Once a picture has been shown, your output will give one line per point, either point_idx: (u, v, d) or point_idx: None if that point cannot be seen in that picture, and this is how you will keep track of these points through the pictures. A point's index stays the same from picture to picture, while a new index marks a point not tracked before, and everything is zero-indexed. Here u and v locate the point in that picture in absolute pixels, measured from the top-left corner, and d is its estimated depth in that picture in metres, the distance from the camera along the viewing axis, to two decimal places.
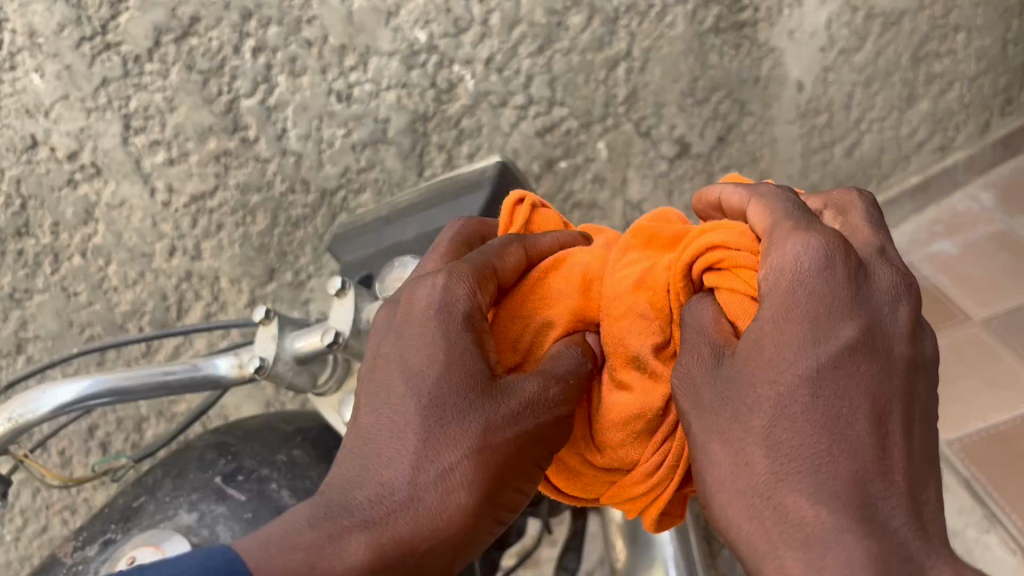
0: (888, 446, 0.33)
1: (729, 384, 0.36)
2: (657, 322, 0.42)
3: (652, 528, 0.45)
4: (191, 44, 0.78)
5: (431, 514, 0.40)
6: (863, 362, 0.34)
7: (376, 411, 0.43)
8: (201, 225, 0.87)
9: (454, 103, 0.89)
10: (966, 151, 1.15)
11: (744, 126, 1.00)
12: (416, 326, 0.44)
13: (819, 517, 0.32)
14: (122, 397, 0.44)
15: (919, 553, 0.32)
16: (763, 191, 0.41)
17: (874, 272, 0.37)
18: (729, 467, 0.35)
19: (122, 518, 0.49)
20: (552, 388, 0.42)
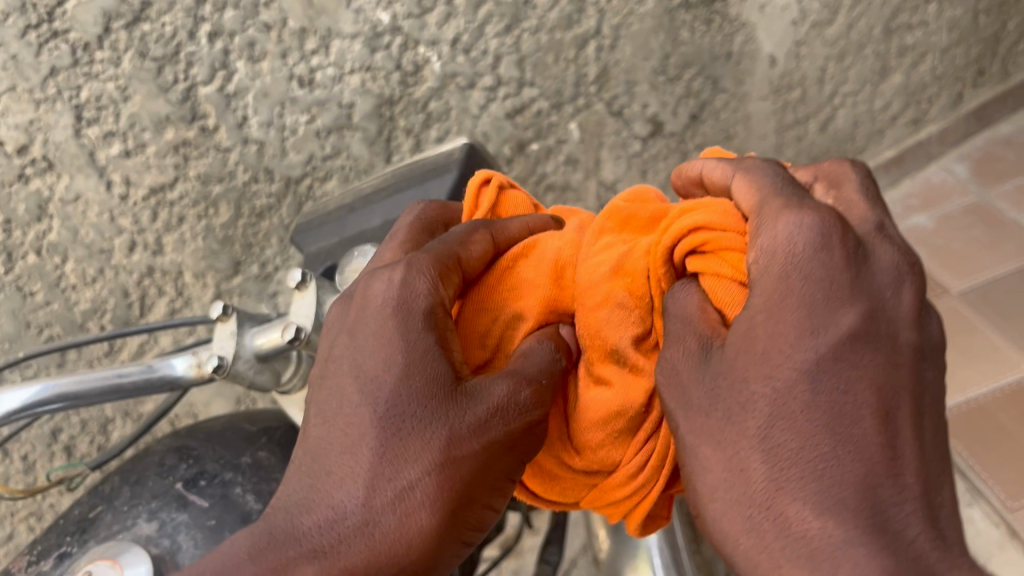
0: (894, 442, 0.34)
1: (719, 382, 0.37)
2: (635, 311, 0.42)
3: (635, 529, 0.46)
4: (143, 29, 0.73)
5: (388, 539, 0.38)
6: (864, 353, 0.35)
7: (326, 422, 0.41)
8: (162, 218, 0.84)
9: (420, 86, 0.87)
10: (939, 124, 1.26)
11: (718, 102, 1.03)
12: (373, 325, 0.42)
13: (825, 527, 0.33)
14: (74, 402, 0.42)
15: (930, 559, 0.32)
16: (749, 166, 0.41)
17: (874, 255, 0.37)
18: (724, 474, 0.36)
19: (77, 530, 0.46)
20: (522, 391, 0.40)
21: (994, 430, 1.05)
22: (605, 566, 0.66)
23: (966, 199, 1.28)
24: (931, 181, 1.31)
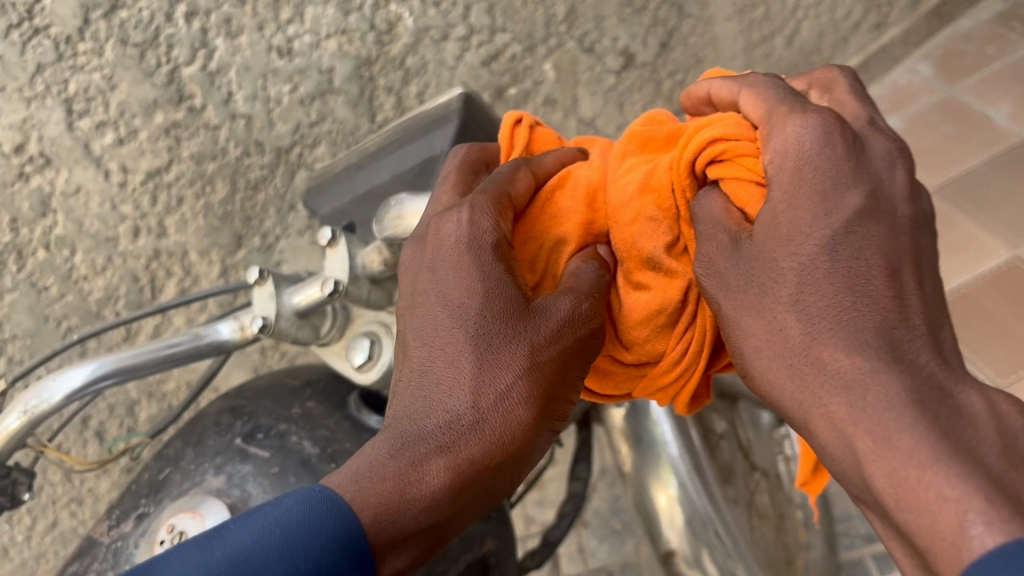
0: (907, 295, 0.34)
1: (756, 262, 0.37)
2: (666, 222, 0.42)
3: (683, 409, 0.46)
4: (121, 17, 0.73)
5: (497, 434, 0.37)
6: (871, 224, 0.35)
7: (428, 344, 0.40)
8: (161, 201, 0.86)
9: (396, 43, 0.90)
10: (900, 27, 1.33)
11: (686, 28, 1.10)
12: (452, 262, 0.41)
13: (854, 364, 0.32)
14: (128, 375, 0.45)
15: (948, 381, 0.31)
16: (754, 82, 0.41)
17: (870, 142, 0.38)
18: (764, 337, 0.36)
19: (151, 491, 0.46)
20: (583, 303, 0.40)
21: (978, 315, 1.10)
22: (631, 480, 0.69)
23: (933, 96, 1.32)
24: (899, 83, 1.36)
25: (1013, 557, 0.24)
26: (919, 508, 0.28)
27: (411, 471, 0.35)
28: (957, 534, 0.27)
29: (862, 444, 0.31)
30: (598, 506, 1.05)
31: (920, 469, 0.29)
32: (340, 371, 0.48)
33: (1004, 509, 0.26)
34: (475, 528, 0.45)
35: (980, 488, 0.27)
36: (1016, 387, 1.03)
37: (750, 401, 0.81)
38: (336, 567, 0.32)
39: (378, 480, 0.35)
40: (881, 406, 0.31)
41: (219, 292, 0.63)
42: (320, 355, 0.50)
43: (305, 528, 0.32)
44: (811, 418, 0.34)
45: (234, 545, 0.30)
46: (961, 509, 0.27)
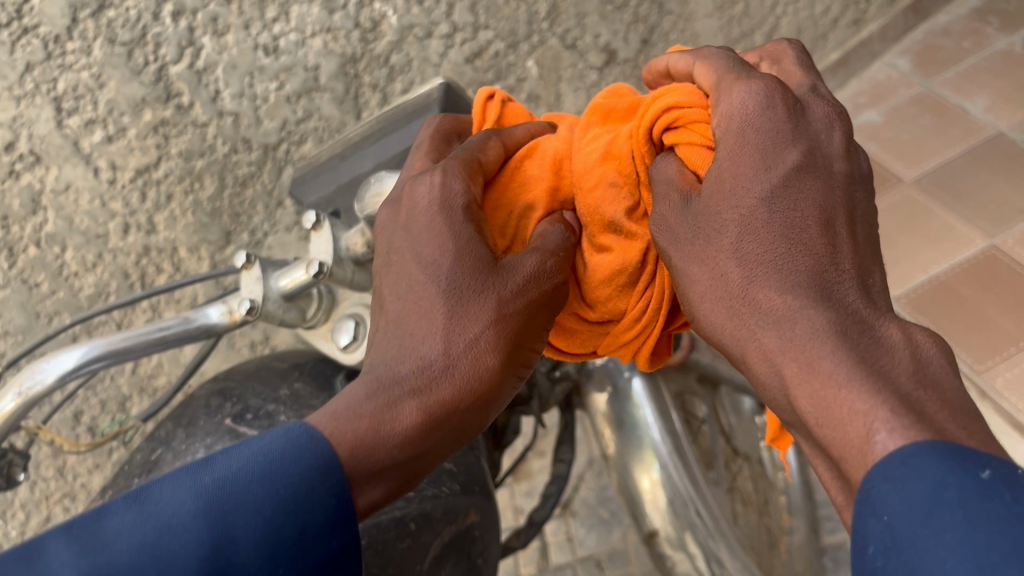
0: (840, 244, 0.32)
1: (701, 217, 0.34)
2: (626, 188, 0.40)
3: (646, 365, 0.44)
4: (108, 17, 0.75)
5: (467, 380, 0.37)
6: (807, 178, 0.33)
7: (401, 297, 0.40)
8: (150, 198, 0.87)
9: (380, 41, 0.92)
10: (879, 22, 1.35)
11: (666, 24, 1.12)
12: (423, 223, 0.40)
13: (786, 303, 0.31)
14: (119, 358, 0.45)
15: (870, 317, 0.30)
16: (706, 54, 0.40)
17: (810, 106, 0.36)
18: (707, 282, 0.34)
19: (144, 471, 0.47)
20: (548, 261, 0.40)
21: (957, 302, 1.12)
22: (615, 462, 0.71)
23: (910, 90, 1.34)
24: (878, 77, 1.37)
25: (896, 469, 0.25)
26: (836, 422, 0.28)
27: (383, 411, 0.35)
28: (864, 442, 0.27)
29: (789, 373, 0.30)
30: (586, 495, 1.07)
31: (837, 389, 0.28)
32: (326, 353, 0.50)
33: (909, 419, 0.26)
34: (457, 500, 0.47)
35: (887, 402, 0.27)
36: (995, 371, 1.06)
37: (732, 386, 0.83)
38: (314, 495, 0.32)
39: (353, 417, 0.35)
40: (806, 339, 0.30)
41: (207, 276, 0.64)
42: (307, 337, 0.51)
43: (286, 456, 0.33)
44: (748, 359, 0.32)
45: (224, 470, 0.32)
46: (869, 420, 0.27)
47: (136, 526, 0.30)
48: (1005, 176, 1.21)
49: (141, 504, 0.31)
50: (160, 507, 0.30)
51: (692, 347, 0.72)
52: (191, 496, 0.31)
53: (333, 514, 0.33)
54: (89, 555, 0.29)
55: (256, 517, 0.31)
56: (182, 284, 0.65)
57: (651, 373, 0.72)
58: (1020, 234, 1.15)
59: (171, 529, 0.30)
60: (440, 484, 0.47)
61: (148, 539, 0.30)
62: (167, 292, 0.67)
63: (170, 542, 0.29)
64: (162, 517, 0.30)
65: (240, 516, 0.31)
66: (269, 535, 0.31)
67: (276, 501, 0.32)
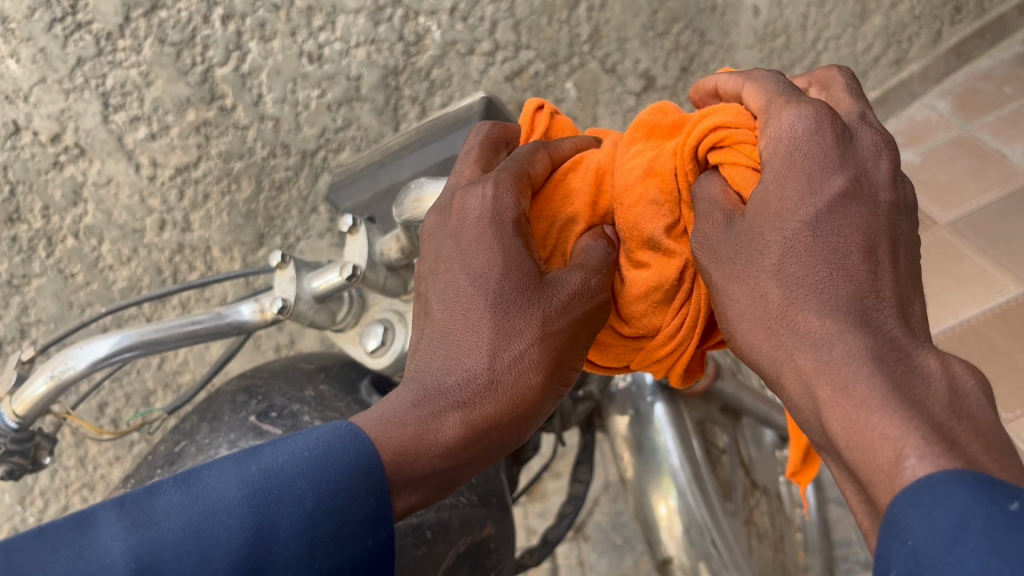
0: (882, 271, 0.32)
1: (745, 238, 0.34)
2: (667, 206, 0.40)
3: (679, 382, 0.44)
4: (160, 17, 0.76)
5: (511, 394, 0.36)
6: (853, 205, 0.33)
7: (448, 306, 0.38)
8: (188, 196, 0.88)
9: (423, 55, 0.93)
10: (920, 62, 1.35)
11: (707, 53, 1.13)
12: (473, 234, 0.40)
13: (827, 326, 0.31)
14: (151, 348, 0.46)
15: (910, 345, 0.30)
16: (757, 76, 0.40)
17: (858, 133, 0.36)
18: (748, 303, 0.34)
19: (167, 462, 0.47)
20: (591, 278, 0.39)
21: (987, 347, 1.11)
22: (632, 486, 0.70)
23: (949, 133, 1.35)
24: (916, 118, 1.38)
25: (923, 495, 0.25)
26: (865, 445, 0.28)
27: (428, 420, 0.34)
28: (893, 466, 0.26)
29: (823, 395, 0.30)
30: (600, 520, 1.06)
31: (870, 414, 0.28)
32: (353, 356, 0.49)
33: (941, 447, 0.26)
34: (475, 511, 0.47)
35: (919, 429, 0.26)
36: (1022, 421, 1.05)
37: (754, 419, 0.82)
38: (354, 493, 0.32)
39: (398, 425, 0.34)
40: (847, 363, 0.29)
41: (242, 275, 0.64)
42: (336, 340, 0.51)
43: (330, 454, 0.32)
44: (784, 381, 0.32)
45: (268, 462, 0.31)
46: (899, 444, 0.26)
47: (184, 507, 0.30)
48: None
49: (189, 485, 0.30)
50: (207, 491, 0.30)
51: (717, 375, 0.72)
52: (237, 484, 0.30)
53: (371, 513, 0.32)
54: (137, 532, 0.28)
55: (297, 509, 0.31)
56: (215, 281, 0.66)
57: (674, 399, 0.71)
58: None
59: (216, 514, 0.30)
60: (459, 493, 0.47)
61: (194, 521, 0.29)
62: (199, 287, 0.68)
63: (216, 525, 0.29)
64: (209, 501, 0.30)
65: (281, 507, 0.31)
66: (306, 530, 0.31)
67: (318, 495, 0.31)
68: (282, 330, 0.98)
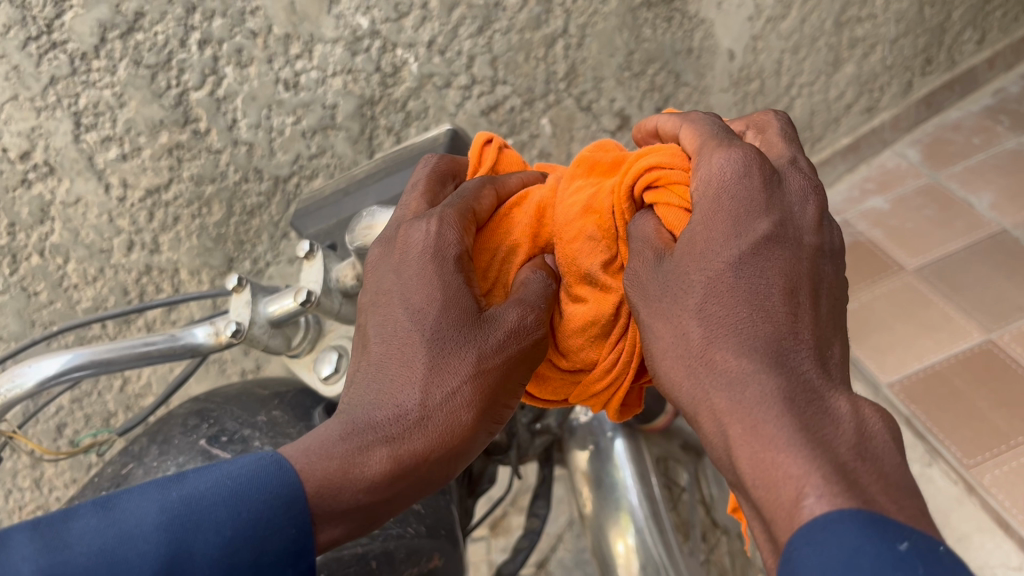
0: (801, 314, 0.32)
1: (672, 276, 0.35)
2: (605, 242, 0.41)
3: (616, 417, 0.44)
4: (137, 39, 0.77)
5: (440, 429, 0.36)
6: (776, 248, 0.33)
7: (384, 340, 0.39)
8: (158, 218, 0.88)
9: (399, 86, 0.94)
10: (891, 112, 1.39)
11: (682, 95, 1.17)
12: (415, 268, 0.40)
13: (742, 366, 0.31)
14: (102, 369, 0.45)
15: (821, 389, 0.30)
16: (694, 118, 0.41)
17: (787, 177, 0.36)
18: (671, 339, 0.34)
19: (113, 485, 0.47)
20: (530, 315, 0.39)
21: (949, 393, 1.12)
22: (590, 522, 0.70)
23: (918, 180, 1.38)
24: (887, 166, 1.42)
25: (817, 533, 0.25)
26: (769, 484, 0.28)
27: (355, 453, 0.35)
28: (794, 506, 0.27)
29: (733, 433, 0.30)
30: (563, 556, 1.05)
31: (776, 452, 0.28)
32: (307, 382, 0.49)
33: (840, 487, 0.27)
34: (422, 543, 0.46)
35: (821, 469, 0.27)
36: (983, 468, 1.05)
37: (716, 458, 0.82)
38: (275, 522, 0.32)
39: (324, 457, 0.34)
40: (756, 404, 0.30)
41: (206, 297, 0.64)
42: (292, 366, 0.51)
43: (252, 482, 0.33)
44: (700, 420, 0.32)
45: (190, 488, 0.32)
46: (801, 483, 0.27)
47: (99, 532, 0.30)
48: (1003, 271, 1.22)
49: (107, 510, 0.31)
50: (124, 515, 0.31)
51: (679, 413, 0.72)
52: (156, 510, 0.31)
53: (290, 544, 0.33)
54: (49, 553, 0.29)
55: (215, 537, 0.31)
56: (179, 301, 0.65)
57: (633, 435, 0.71)
58: (1018, 330, 1.16)
59: (131, 539, 0.30)
60: (406, 524, 0.46)
61: (108, 545, 0.30)
62: (164, 307, 0.67)
63: (129, 551, 0.30)
64: (125, 525, 0.30)
65: (199, 533, 0.31)
66: (222, 557, 0.31)
67: (238, 524, 0.32)
68: (248, 355, 0.98)
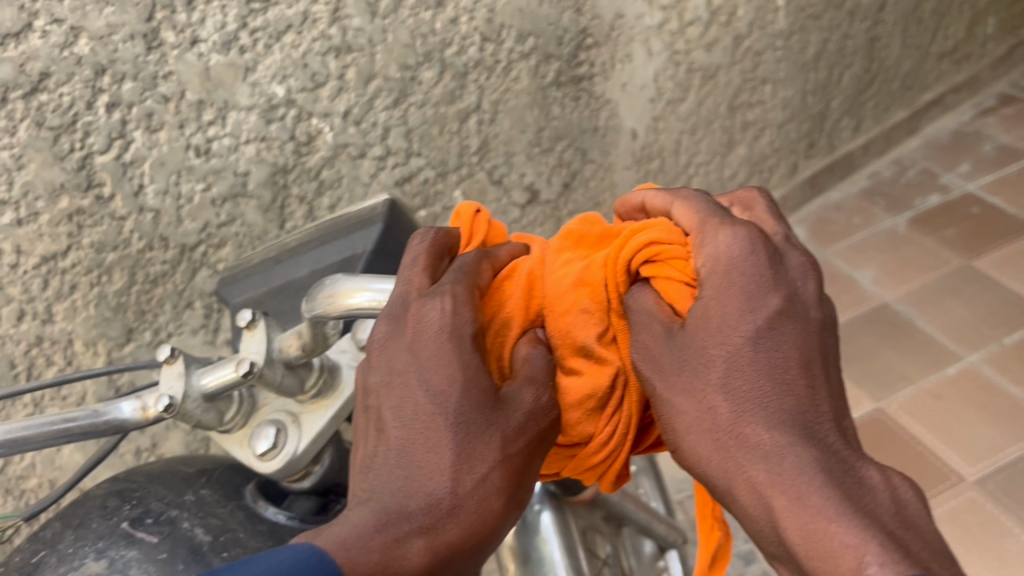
0: (817, 387, 0.34)
1: (688, 350, 0.36)
2: (597, 315, 0.41)
3: (611, 488, 0.44)
4: (40, 100, 0.73)
5: (474, 517, 0.36)
6: (789, 323, 0.35)
7: (406, 424, 0.37)
8: (53, 287, 0.83)
9: (313, 155, 0.93)
10: (780, 190, 1.50)
11: (587, 171, 1.21)
12: (431, 348, 0.38)
13: (775, 440, 0.33)
14: (11, 449, 0.41)
15: (850, 459, 0.32)
16: (686, 194, 0.41)
17: (789, 254, 0.37)
18: (696, 414, 0.35)
19: (22, 575, 0.43)
20: (544, 395, 0.39)
21: None
22: None
23: None
24: None
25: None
26: (824, 553, 0.30)
27: (393, 546, 0.34)
28: (855, 573, 0.28)
29: (777, 505, 0.32)
30: None
31: (827, 523, 0.30)
32: (241, 460, 0.46)
33: (898, 555, 0.28)
34: None
35: (875, 538, 0.29)
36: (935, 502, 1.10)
37: (635, 528, 0.82)
38: None
39: (364, 551, 0.34)
40: (797, 476, 0.31)
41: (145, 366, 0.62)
42: (220, 442, 0.48)
43: None
44: (734, 490, 0.34)
45: None
46: (860, 552, 0.29)
47: None
48: (886, 341, 1.31)
49: None
50: None
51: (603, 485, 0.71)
52: None
53: None
54: None
55: None
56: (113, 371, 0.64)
57: (561, 508, 0.68)
58: (904, 400, 1.23)
59: None
60: None
61: None
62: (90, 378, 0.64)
63: None
64: None
65: None
66: None
67: None
68: (143, 433, 0.93)
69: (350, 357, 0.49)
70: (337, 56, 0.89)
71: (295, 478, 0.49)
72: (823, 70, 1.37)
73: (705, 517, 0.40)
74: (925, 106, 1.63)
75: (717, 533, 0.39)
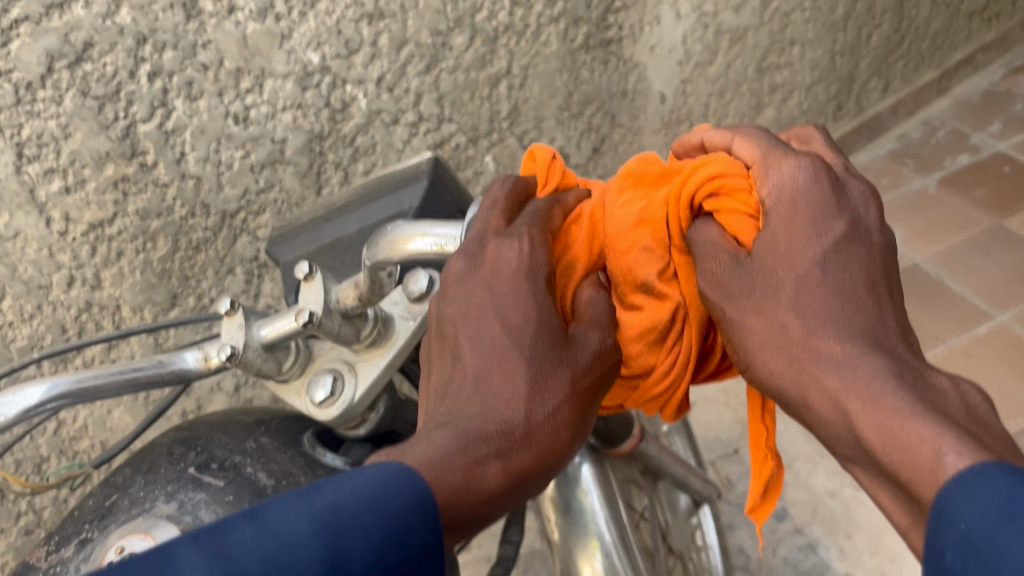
0: (883, 305, 0.36)
1: (757, 275, 0.38)
2: (658, 252, 0.42)
3: (671, 418, 0.45)
4: (85, 70, 0.75)
5: (544, 443, 0.37)
6: (854, 247, 0.37)
7: (482, 354, 0.39)
8: (101, 253, 0.85)
9: (348, 122, 0.95)
10: None
11: (616, 135, 1.22)
12: (508, 285, 0.40)
13: (848, 351, 0.34)
14: (82, 399, 0.43)
15: (920, 368, 0.33)
16: (746, 130, 0.43)
17: (850, 184, 0.39)
18: (767, 333, 0.36)
19: (97, 517, 0.45)
20: (611, 335, 0.41)
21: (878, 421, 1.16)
22: (558, 549, 0.67)
23: None
24: None
25: (968, 483, 0.27)
26: (902, 448, 0.31)
27: (475, 466, 0.35)
28: (934, 463, 0.29)
29: (854, 410, 0.33)
30: None
31: (905, 421, 0.31)
32: (300, 408, 0.49)
33: (974, 443, 0.29)
34: None
35: (952, 430, 0.30)
36: None
37: (670, 481, 0.84)
38: (414, 528, 0.31)
39: (448, 469, 0.34)
40: (871, 382, 0.33)
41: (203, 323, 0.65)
42: (279, 391, 0.50)
43: (390, 488, 0.32)
44: (807, 402, 0.35)
45: (332, 499, 0.30)
46: (938, 443, 0.29)
47: (257, 540, 0.28)
48: (917, 301, 1.31)
49: (258, 521, 0.29)
50: (275, 524, 0.28)
51: (642, 438, 0.72)
52: (306, 518, 0.29)
53: (430, 548, 0.32)
54: (218, 563, 0.27)
55: (365, 542, 0.29)
56: (162, 327, 0.67)
57: (600, 460, 0.69)
58: (933, 358, 1.24)
59: (290, 545, 0.28)
60: None
61: (270, 552, 0.28)
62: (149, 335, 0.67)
63: (293, 556, 0.27)
64: (282, 534, 0.28)
65: (351, 539, 0.29)
66: (378, 561, 0.29)
67: (384, 528, 0.30)
68: (190, 395, 0.95)
69: (402, 309, 0.50)
70: (370, 22, 0.90)
71: (352, 426, 0.51)
72: (852, 31, 1.37)
73: (759, 448, 0.41)
74: (956, 66, 1.61)
75: (771, 463, 0.40)
